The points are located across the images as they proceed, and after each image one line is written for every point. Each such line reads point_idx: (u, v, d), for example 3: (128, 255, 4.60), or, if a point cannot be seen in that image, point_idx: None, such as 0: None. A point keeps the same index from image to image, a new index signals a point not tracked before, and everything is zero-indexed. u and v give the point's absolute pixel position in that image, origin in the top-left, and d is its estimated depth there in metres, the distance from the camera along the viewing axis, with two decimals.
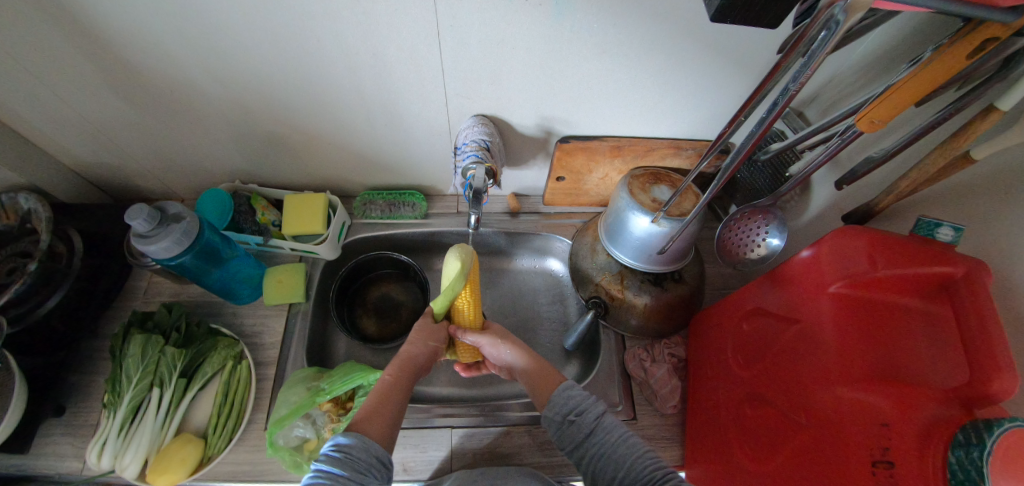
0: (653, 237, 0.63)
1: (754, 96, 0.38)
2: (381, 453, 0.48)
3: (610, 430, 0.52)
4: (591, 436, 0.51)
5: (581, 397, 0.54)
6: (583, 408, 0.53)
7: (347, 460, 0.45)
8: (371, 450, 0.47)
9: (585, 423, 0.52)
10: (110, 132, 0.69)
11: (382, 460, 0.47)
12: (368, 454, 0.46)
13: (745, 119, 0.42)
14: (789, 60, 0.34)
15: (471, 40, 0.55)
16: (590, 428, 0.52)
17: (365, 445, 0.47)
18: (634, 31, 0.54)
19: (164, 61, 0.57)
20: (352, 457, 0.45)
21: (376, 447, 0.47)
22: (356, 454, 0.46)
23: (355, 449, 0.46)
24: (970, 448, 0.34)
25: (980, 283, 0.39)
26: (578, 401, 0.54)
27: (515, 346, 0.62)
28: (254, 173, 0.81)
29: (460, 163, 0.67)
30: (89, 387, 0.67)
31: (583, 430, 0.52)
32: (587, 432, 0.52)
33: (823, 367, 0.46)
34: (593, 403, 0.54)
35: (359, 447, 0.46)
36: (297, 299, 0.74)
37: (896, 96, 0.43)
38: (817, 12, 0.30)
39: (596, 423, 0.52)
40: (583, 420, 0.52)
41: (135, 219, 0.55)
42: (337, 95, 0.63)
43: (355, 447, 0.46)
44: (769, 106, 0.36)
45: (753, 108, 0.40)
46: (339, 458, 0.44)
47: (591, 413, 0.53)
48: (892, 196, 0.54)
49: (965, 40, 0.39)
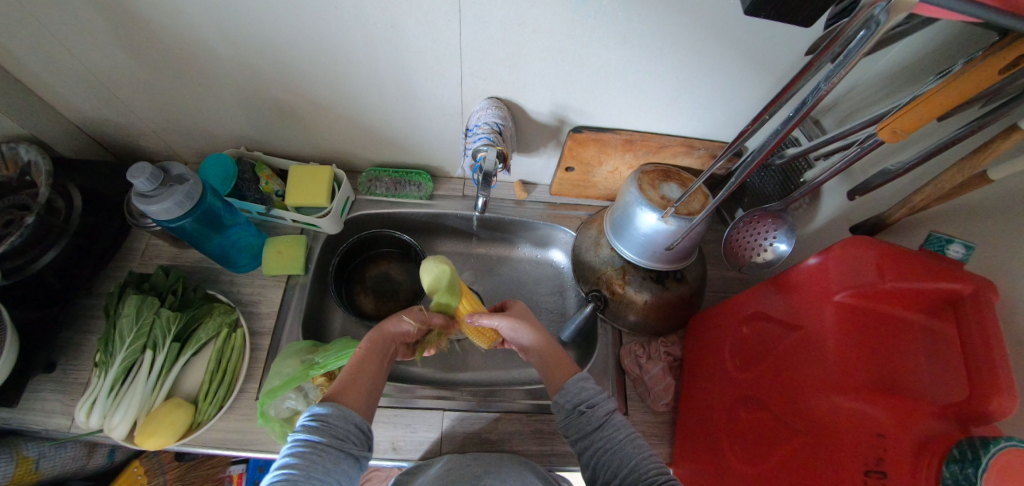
0: (659, 235, 0.63)
1: (781, 96, 0.37)
2: (358, 419, 0.48)
3: (619, 428, 0.51)
4: (598, 430, 0.51)
5: (593, 391, 0.55)
6: (594, 402, 0.54)
7: (326, 428, 0.45)
8: (350, 418, 0.47)
9: (595, 415, 0.52)
10: (114, 87, 0.67)
11: (360, 427, 0.47)
12: (346, 421, 0.47)
13: (767, 118, 0.41)
14: (821, 60, 0.33)
15: (492, 20, 0.54)
16: (599, 422, 0.52)
17: (341, 413, 0.47)
18: (659, 22, 0.53)
19: (174, 17, 0.55)
20: (330, 425, 0.46)
21: (354, 415, 0.47)
22: (334, 421, 0.46)
23: (332, 417, 0.46)
24: (965, 464, 0.34)
25: (987, 301, 0.39)
26: (589, 393, 0.54)
27: (534, 328, 0.62)
28: (259, 141, 0.79)
29: (470, 145, 0.66)
30: (82, 345, 0.67)
31: (592, 423, 0.52)
32: (596, 425, 0.52)
33: (822, 374, 0.46)
34: (605, 399, 0.54)
35: (336, 414, 0.46)
36: (296, 271, 0.73)
37: (920, 109, 0.42)
38: (857, 11, 0.29)
39: (605, 418, 0.52)
40: (593, 413, 0.52)
41: (137, 178, 0.54)
42: (351, 67, 0.62)
43: (332, 415, 0.46)
44: (795, 106, 0.36)
45: (778, 108, 0.39)
46: (317, 427, 0.45)
47: (602, 408, 0.53)
48: (904, 210, 0.54)
49: (999, 54, 0.38)
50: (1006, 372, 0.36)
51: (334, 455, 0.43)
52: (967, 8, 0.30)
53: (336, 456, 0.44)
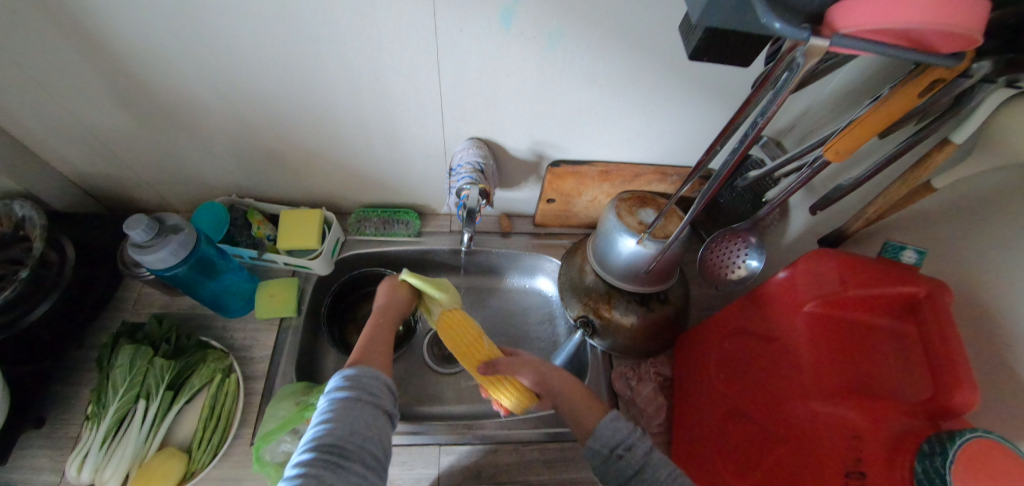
0: (639, 258, 0.66)
1: (729, 127, 0.41)
2: (388, 379, 0.51)
3: (660, 467, 0.51)
4: (640, 472, 0.51)
5: (627, 431, 0.54)
6: (632, 442, 0.53)
7: (360, 386, 0.48)
8: (381, 378, 0.50)
9: (635, 458, 0.52)
10: (112, 143, 0.70)
11: (389, 385, 0.51)
12: (379, 381, 0.50)
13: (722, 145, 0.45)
14: (760, 93, 0.38)
15: (468, 68, 0.59)
16: (639, 464, 0.51)
17: (374, 373, 0.50)
18: (619, 65, 0.58)
19: (170, 75, 0.59)
20: (364, 384, 0.49)
21: (384, 375, 0.51)
22: (367, 381, 0.49)
23: (365, 376, 0.49)
24: (934, 458, 0.36)
25: (941, 302, 0.42)
26: (624, 434, 0.54)
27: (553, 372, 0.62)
28: (251, 188, 0.82)
29: (454, 183, 0.69)
30: (73, 398, 0.66)
31: (632, 466, 0.51)
32: (637, 468, 0.51)
33: (801, 382, 0.49)
34: (641, 438, 0.53)
35: (368, 375, 0.50)
36: (289, 314, 0.74)
37: (858, 130, 0.47)
38: (780, 55, 0.33)
39: (645, 459, 0.51)
40: (633, 455, 0.52)
41: (134, 229, 0.57)
42: (339, 116, 0.66)
43: (364, 375, 0.49)
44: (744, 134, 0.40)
45: (728, 136, 0.43)
46: (351, 387, 0.48)
47: (640, 449, 0.52)
48: (863, 221, 0.58)
49: (916, 81, 0.42)
50: (964, 367, 0.38)
51: (372, 411, 0.47)
52: (885, 51, 0.31)
53: (372, 412, 0.47)
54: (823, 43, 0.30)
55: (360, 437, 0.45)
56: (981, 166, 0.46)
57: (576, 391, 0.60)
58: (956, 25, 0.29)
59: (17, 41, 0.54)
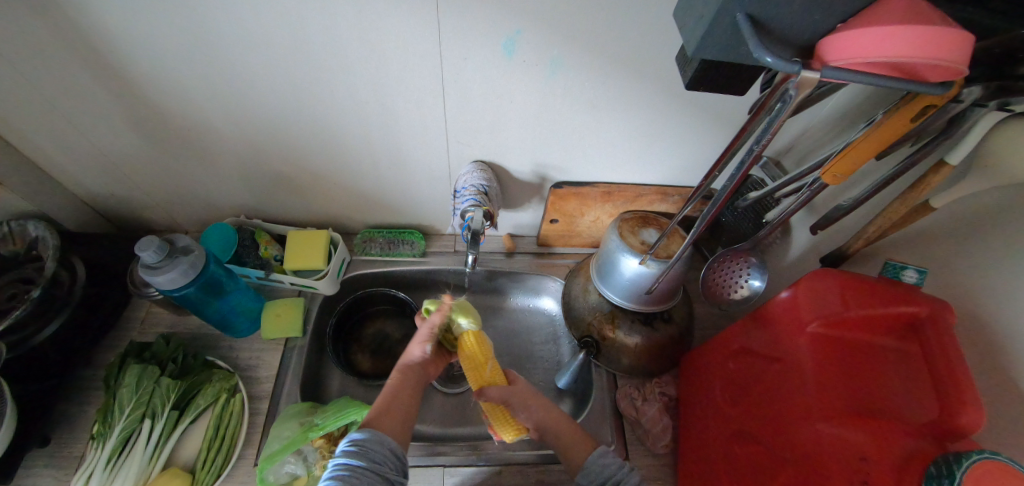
0: (642, 278, 0.67)
1: (730, 149, 0.43)
2: (394, 445, 0.50)
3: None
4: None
5: (615, 465, 0.56)
6: (619, 477, 0.54)
7: (364, 452, 0.48)
8: (385, 443, 0.50)
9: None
10: (127, 165, 0.73)
11: (394, 451, 0.50)
12: (384, 446, 0.49)
13: (723, 166, 0.46)
14: (758, 118, 0.39)
15: (473, 95, 0.61)
16: None
17: (380, 438, 0.50)
18: (619, 90, 0.60)
19: (186, 100, 0.62)
20: (367, 450, 0.48)
21: (389, 440, 0.50)
22: (371, 446, 0.49)
23: (369, 441, 0.49)
24: (943, 480, 0.36)
25: (943, 322, 0.43)
26: (612, 469, 0.55)
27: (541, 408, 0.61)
28: (260, 209, 0.84)
29: (459, 205, 0.71)
30: (78, 418, 0.66)
31: None
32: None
33: (806, 403, 0.49)
34: (628, 473, 0.55)
35: (373, 441, 0.49)
36: (294, 334, 0.75)
37: (853, 153, 0.48)
38: (774, 85, 0.34)
39: None
40: None
41: (145, 250, 0.58)
42: (347, 140, 0.69)
43: (369, 440, 0.49)
44: (743, 156, 0.41)
45: (728, 159, 0.44)
46: (355, 452, 0.48)
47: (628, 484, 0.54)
48: (862, 240, 0.58)
49: (909, 106, 0.43)
50: (969, 387, 0.39)
51: (372, 478, 0.46)
52: (882, 80, 0.32)
53: (373, 480, 0.46)
54: (813, 75, 0.31)
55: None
56: (977, 186, 0.47)
57: (565, 426, 0.61)
58: (942, 57, 0.30)
59: (44, 69, 0.56)
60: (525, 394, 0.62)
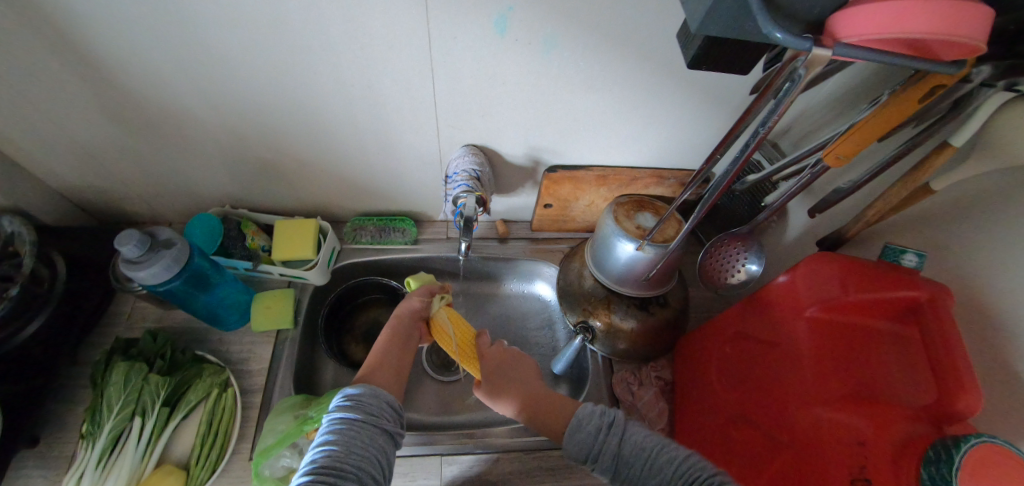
0: (637, 262, 0.66)
1: (736, 128, 0.41)
2: (390, 398, 0.49)
3: (633, 464, 0.47)
4: (615, 475, 0.48)
5: (588, 436, 0.50)
6: (597, 451, 0.49)
7: (359, 406, 0.47)
8: (381, 397, 0.49)
9: (605, 466, 0.49)
10: (101, 156, 0.69)
11: (391, 404, 0.49)
12: (379, 400, 0.48)
13: (726, 149, 0.44)
14: (765, 99, 0.37)
15: (463, 75, 0.58)
16: (611, 467, 0.48)
17: (375, 393, 0.49)
18: (616, 69, 0.58)
19: (159, 86, 0.58)
20: (363, 404, 0.47)
21: (385, 394, 0.49)
22: (366, 400, 0.48)
23: (364, 396, 0.48)
24: (941, 464, 0.36)
25: (943, 306, 0.42)
26: (586, 440, 0.50)
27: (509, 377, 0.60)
28: (244, 198, 0.81)
29: (450, 192, 0.69)
30: (68, 417, 0.65)
31: (605, 472, 0.48)
32: (610, 472, 0.48)
33: (803, 388, 0.49)
34: (603, 440, 0.49)
35: (368, 395, 0.48)
36: (285, 325, 0.73)
37: (856, 136, 0.47)
38: (782, 65, 0.33)
39: (615, 460, 0.48)
40: (601, 463, 0.49)
41: (125, 244, 0.56)
42: (332, 125, 0.65)
43: (365, 395, 0.48)
44: (747, 138, 0.39)
45: (733, 141, 0.43)
46: (351, 407, 0.46)
47: (605, 457, 0.48)
48: (861, 223, 0.57)
49: (917, 86, 0.41)
50: (967, 373, 0.38)
51: (370, 431, 0.45)
52: (892, 58, 0.30)
53: (371, 432, 0.45)
54: (825, 52, 0.30)
55: (359, 456, 0.43)
56: (979, 169, 0.46)
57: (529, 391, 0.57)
58: (963, 35, 0.28)
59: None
60: (513, 355, 0.63)
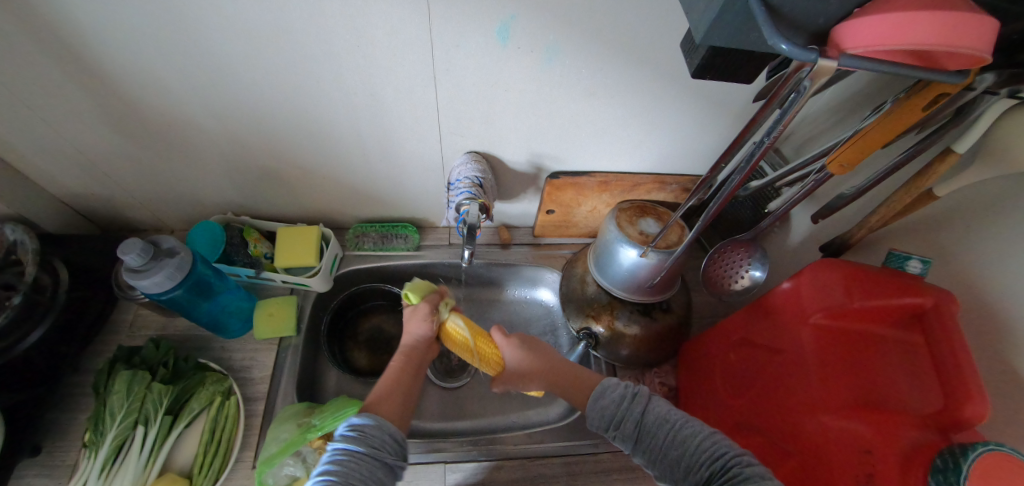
0: (641, 268, 0.65)
1: (745, 133, 0.40)
2: (394, 431, 0.49)
3: (655, 434, 0.49)
4: (637, 444, 0.50)
5: (613, 403, 0.52)
6: (620, 417, 0.51)
7: (363, 438, 0.46)
8: (385, 429, 0.48)
9: (627, 432, 0.50)
10: (105, 164, 0.69)
11: (395, 438, 0.49)
12: (384, 433, 0.48)
13: (733, 154, 0.44)
14: (774, 105, 0.36)
15: (465, 83, 0.58)
16: (634, 433, 0.50)
17: (381, 425, 0.48)
18: (618, 76, 0.58)
19: (163, 95, 0.59)
20: (367, 435, 0.47)
21: (390, 426, 0.49)
22: (370, 432, 0.47)
23: (370, 427, 0.47)
24: (948, 473, 0.37)
25: (949, 313, 0.43)
26: (611, 408, 0.52)
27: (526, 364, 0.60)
28: (247, 205, 0.81)
29: (453, 199, 0.69)
30: (70, 426, 0.65)
31: (628, 439, 0.50)
32: (632, 441, 0.50)
33: (807, 395, 0.49)
34: (628, 408, 0.51)
35: (373, 427, 0.48)
36: (288, 333, 0.73)
37: (861, 144, 0.47)
38: (786, 76, 0.33)
39: (637, 428, 0.50)
40: (624, 430, 0.50)
41: (128, 253, 0.56)
42: (334, 132, 0.66)
43: (369, 426, 0.47)
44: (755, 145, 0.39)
45: (741, 145, 0.42)
46: (354, 437, 0.46)
47: (628, 423, 0.50)
48: (865, 230, 0.57)
49: (920, 94, 0.41)
50: (974, 380, 0.38)
51: (371, 464, 0.45)
52: (899, 68, 0.30)
53: (372, 465, 0.45)
54: (832, 64, 0.30)
55: None
56: (983, 175, 0.46)
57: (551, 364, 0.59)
58: (968, 47, 0.28)
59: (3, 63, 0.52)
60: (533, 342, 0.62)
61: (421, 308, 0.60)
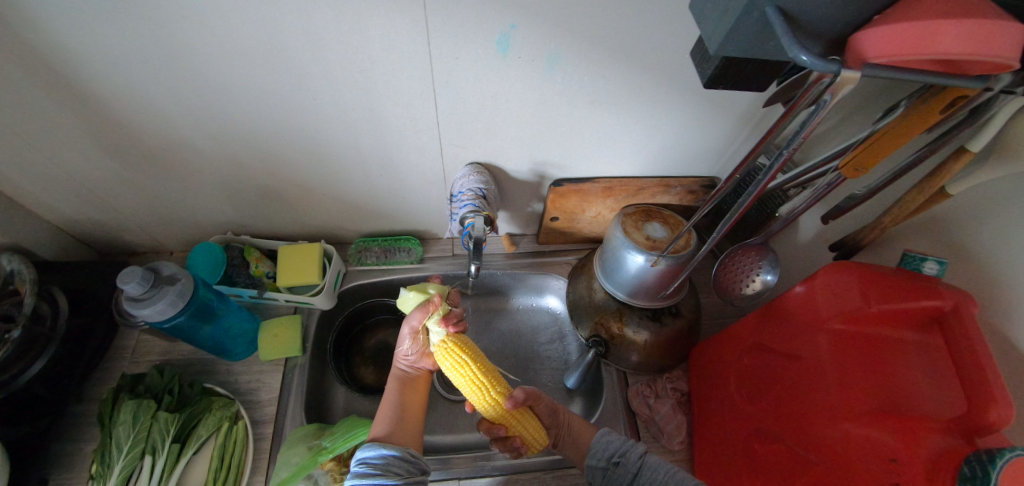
0: (649, 275, 0.64)
1: (763, 142, 0.39)
2: (405, 451, 0.49)
3: (656, 468, 0.50)
4: (637, 478, 0.50)
5: (620, 441, 0.54)
6: (624, 450, 0.53)
7: (376, 470, 0.46)
8: (395, 455, 0.48)
9: (630, 465, 0.51)
10: (99, 189, 0.67)
11: (407, 457, 0.49)
12: (394, 459, 0.48)
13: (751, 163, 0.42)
14: (791, 114, 0.35)
15: (466, 95, 0.57)
16: (636, 468, 0.51)
17: (388, 452, 0.48)
18: (621, 82, 0.57)
19: (156, 117, 0.57)
20: (381, 468, 0.46)
21: (398, 450, 0.49)
22: (382, 464, 0.47)
23: (378, 461, 0.47)
24: (976, 482, 0.35)
25: (968, 315, 0.41)
26: (617, 444, 0.54)
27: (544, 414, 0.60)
28: (246, 224, 0.80)
29: (456, 211, 0.68)
30: (76, 457, 0.64)
31: (629, 472, 0.51)
32: (634, 472, 0.51)
33: (828, 402, 0.48)
34: (633, 445, 0.53)
35: (383, 457, 0.47)
36: (294, 353, 0.72)
37: (875, 147, 0.46)
38: (805, 88, 0.31)
39: (641, 463, 0.51)
40: (628, 461, 0.52)
41: (128, 282, 0.55)
42: (334, 148, 0.64)
43: (379, 458, 0.47)
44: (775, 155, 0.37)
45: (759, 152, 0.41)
46: (369, 473, 0.46)
47: (634, 453, 0.52)
48: (877, 230, 0.56)
49: (936, 98, 0.40)
50: (999, 385, 0.37)
51: None
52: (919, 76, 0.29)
53: None
54: (855, 74, 0.28)
55: None
56: (998, 173, 0.44)
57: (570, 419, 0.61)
58: (995, 54, 0.26)
59: None
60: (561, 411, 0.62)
61: (404, 330, 0.61)
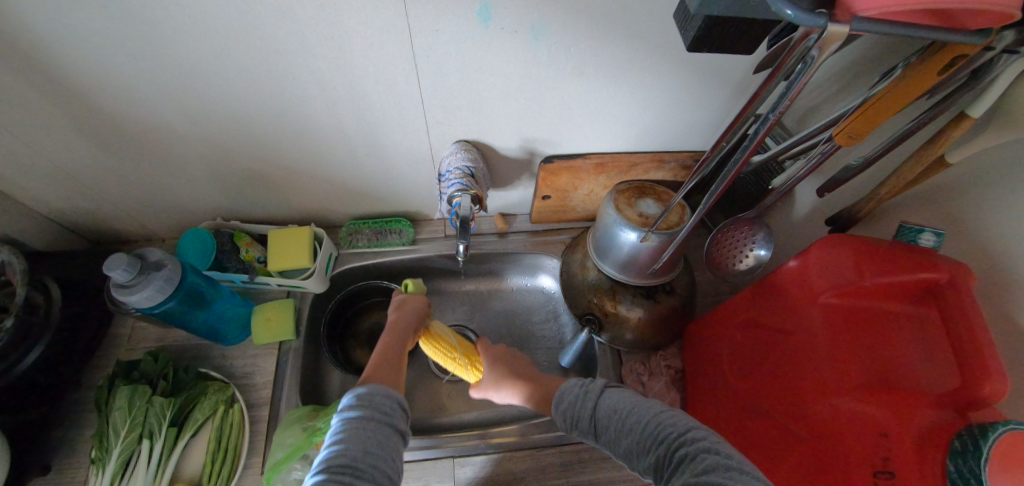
0: (641, 252, 0.64)
1: (750, 107, 0.38)
2: (400, 399, 0.48)
3: (609, 413, 0.49)
4: (598, 433, 0.50)
5: (571, 401, 0.53)
6: (579, 414, 0.51)
7: (369, 405, 0.46)
8: (392, 396, 0.47)
9: (586, 428, 0.51)
10: (83, 177, 0.66)
11: (402, 404, 0.48)
12: (389, 399, 0.47)
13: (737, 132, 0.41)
14: (776, 80, 0.34)
15: (449, 70, 0.55)
16: (593, 426, 0.50)
17: (386, 393, 0.47)
18: (610, 53, 0.54)
19: (132, 102, 0.55)
20: (374, 403, 0.46)
21: (395, 393, 0.48)
22: (377, 399, 0.46)
23: (375, 394, 0.47)
24: (969, 456, 0.35)
25: (964, 287, 0.41)
26: (571, 406, 0.53)
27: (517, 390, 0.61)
28: (234, 209, 0.79)
29: (444, 190, 0.66)
30: (78, 442, 0.65)
31: (591, 430, 0.50)
32: (594, 431, 0.50)
33: (820, 377, 0.48)
34: (585, 403, 0.51)
35: (378, 394, 0.47)
36: (288, 336, 0.73)
37: (871, 112, 0.44)
38: (791, 46, 0.30)
39: (594, 419, 0.50)
40: (584, 423, 0.51)
41: (114, 269, 0.54)
42: (316, 128, 0.62)
43: (375, 393, 0.47)
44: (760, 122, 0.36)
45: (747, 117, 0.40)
46: (360, 406, 0.45)
47: (587, 416, 0.51)
48: (873, 203, 0.55)
49: (934, 58, 0.39)
50: (994, 358, 0.36)
51: (382, 430, 0.44)
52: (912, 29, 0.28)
53: (384, 431, 0.45)
54: (843, 29, 0.27)
55: (373, 457, 0.42)
56: (1000, 139, 0.42)
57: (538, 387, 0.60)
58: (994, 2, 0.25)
59: None
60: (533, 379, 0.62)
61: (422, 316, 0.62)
